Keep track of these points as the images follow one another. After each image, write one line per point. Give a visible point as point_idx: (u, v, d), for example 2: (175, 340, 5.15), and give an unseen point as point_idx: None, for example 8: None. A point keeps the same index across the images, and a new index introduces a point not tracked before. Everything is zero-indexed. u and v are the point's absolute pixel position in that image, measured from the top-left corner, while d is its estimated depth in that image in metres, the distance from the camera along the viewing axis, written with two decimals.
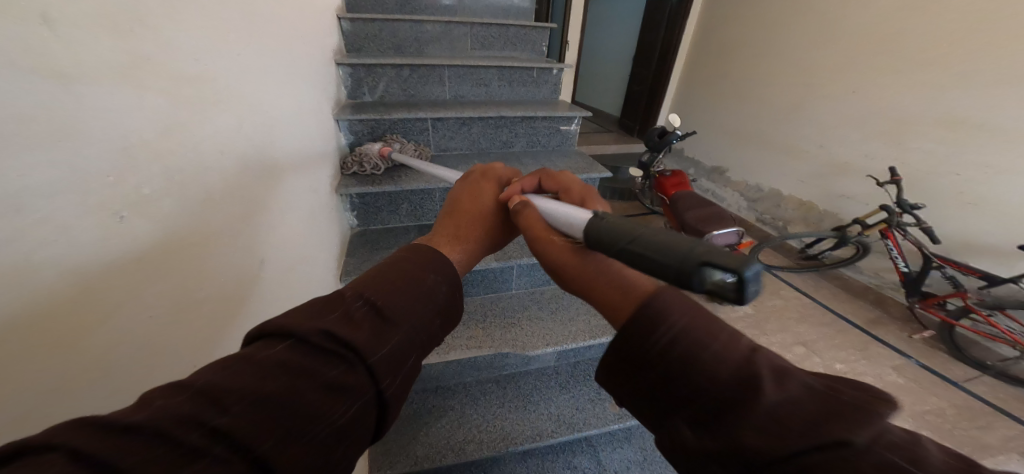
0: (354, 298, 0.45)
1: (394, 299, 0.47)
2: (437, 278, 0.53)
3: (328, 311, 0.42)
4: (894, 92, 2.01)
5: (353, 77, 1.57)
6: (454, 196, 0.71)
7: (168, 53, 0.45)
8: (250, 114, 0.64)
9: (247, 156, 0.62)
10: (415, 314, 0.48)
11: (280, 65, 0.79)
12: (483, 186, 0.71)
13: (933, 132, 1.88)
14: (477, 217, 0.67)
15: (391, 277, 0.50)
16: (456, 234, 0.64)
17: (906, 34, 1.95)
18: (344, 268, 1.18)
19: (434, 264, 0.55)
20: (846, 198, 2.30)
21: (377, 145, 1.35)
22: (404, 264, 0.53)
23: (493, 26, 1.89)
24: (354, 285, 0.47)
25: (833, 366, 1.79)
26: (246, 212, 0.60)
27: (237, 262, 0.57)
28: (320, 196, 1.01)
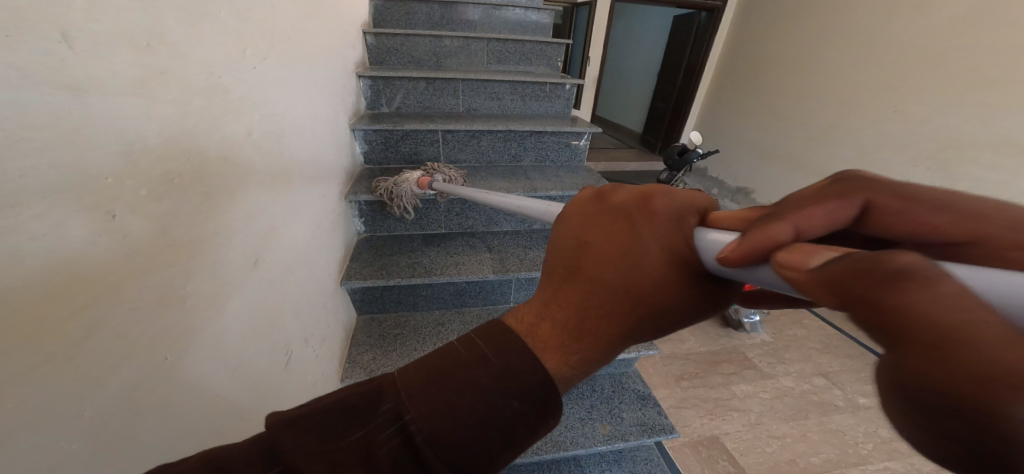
0: (387, 415, 0.35)
1: (437, 428, 0.34)
2: (521, 393, 0.35)
3: (351, 430, 0.35)
4: (946, 112, 1.93)
5: (373, 89, 1.64)
6: (579, 240, 0.39)
7: (184, 67, 0.50)
8: (261, 124, 0.68)
9: (252, 162, 0.65)
10: (460, 451, 0.34)
11: (298, 79, 0.83)
12: (646, 223, 0.36)
13: (986, 156, 1.78)
14: (630, 291, 0.36)
15: (448, 386, 0.36)
16: (577, 329, 0.37)
17: (961, 54, 1.89)
18: (346, 272, 1.22)
19: (518, 363, 0.36)
20: None
21: (417, 174, 1.27)
22: (474, 358, 0.37)
23: (509, 42, 1.94)
24: (404, 384, 0.37)
25: (857, 399, 1.67)
26: (244, 215, 0.63)
27: (228, 260, 0.60)
28: (328, 202, 1.05)
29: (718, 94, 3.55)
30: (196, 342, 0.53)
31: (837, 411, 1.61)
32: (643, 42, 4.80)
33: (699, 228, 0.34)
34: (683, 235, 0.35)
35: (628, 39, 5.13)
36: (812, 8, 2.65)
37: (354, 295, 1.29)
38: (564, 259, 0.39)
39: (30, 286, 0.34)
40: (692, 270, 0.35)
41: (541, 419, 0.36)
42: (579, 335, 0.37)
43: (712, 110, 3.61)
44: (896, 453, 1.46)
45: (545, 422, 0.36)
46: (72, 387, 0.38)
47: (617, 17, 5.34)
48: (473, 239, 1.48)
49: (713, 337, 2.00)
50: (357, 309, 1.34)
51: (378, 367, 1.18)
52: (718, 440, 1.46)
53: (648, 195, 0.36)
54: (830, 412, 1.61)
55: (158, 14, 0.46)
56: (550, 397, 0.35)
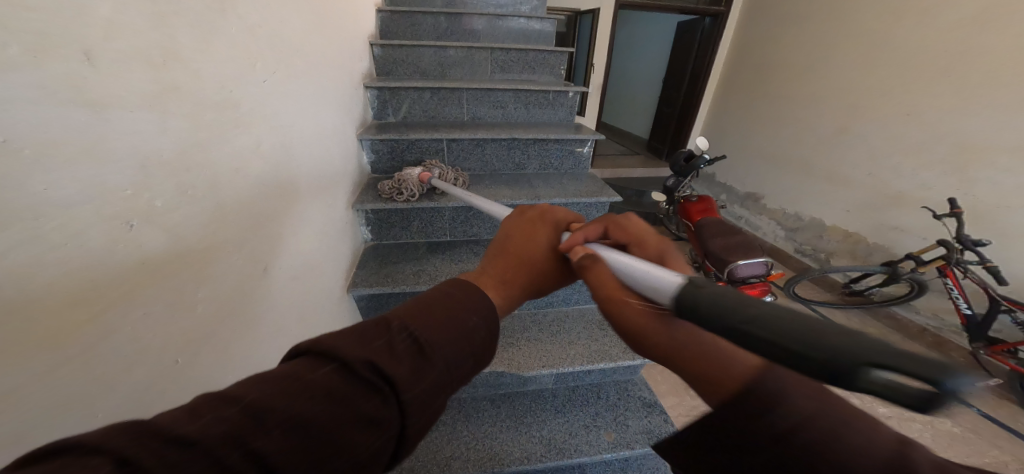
0: (398, 329, 0.43)
1: (439, 334, 0.44)
2: (482, 314, 0.50)
3: (374, 339, 0.41)
4: (960, 115, 1.92)
5: (379, 99, 1.67)
6: (505, 233, 0.64)
7: (196, 82, 0.52)
8: (270, 135, 0.71)
9: (262, 172, 0.68)
10: (455, 352, 0.45)
11: (305, 91, 0.85)
12: (539, 226, 0.63)
13: (1001, 159, 1.78)
14: (530, 261, 0.60)
15: (435, 310, 0.47)
16: (502, 279, 0.58)
17: (972, 55, 1.88)
18: (352, 280, 1.24)
19: (478, 301, 0.51)
20: (900, 231, 2.17)
21: (417, 170, 1.38)
22: (446, 297, 0.50)
23: (512, 52, 1.97)
24: (401, 313, 0.46)
25: (876, 409, 1.63)
26: (255, 224, 0.65)
27: (238, 267, 0.61)
28: (336, 211, 1.07)
29: (724, 100, 3.55)
30: (208, 344, 0.55)
31: None
32: (648, 50, 4.84)
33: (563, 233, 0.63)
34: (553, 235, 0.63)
35: (632, 47, 5.18)
36: (816, 13, 2.66)
37: (361, 301, 1.30)
38: (495, 243, 0.63)
39: (47, 292, 0.35)
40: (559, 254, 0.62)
41: (494, 339, 0.50)
42: (504, 281, 0.58)
43: (719, 115, 3.61)
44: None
45: (494, 344, 0.50)
46: (89, 389, 0.39)
47: (620, 26, 5.39)
48: (477, 246, 1.49)
49: None
50: (363, 315, 1.35)
51: None
52: None
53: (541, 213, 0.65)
54: None
55: (172, 33, 0.48)
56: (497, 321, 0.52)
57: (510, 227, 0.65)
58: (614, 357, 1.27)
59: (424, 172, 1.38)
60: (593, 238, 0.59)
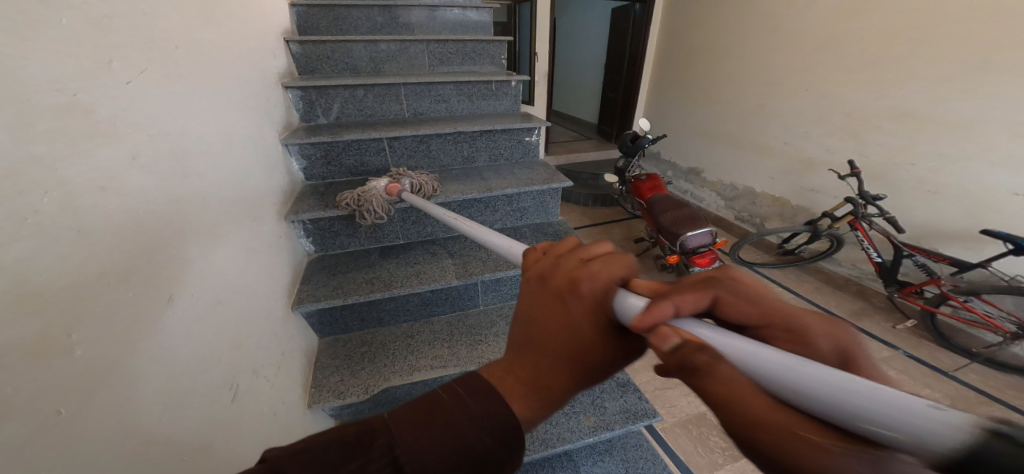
0: (381, 448, 0.40)
1: (428, 454, 0.41)
2: (489, 430, 0.43)
3: (352, 459, 0.39)
4: (852, 88, 2.09)
5: (305, 99, 1.52)
6: (526, 313, 0.48)
7: (18, 84, 0.41)
8: (151, 144, 0.59)
9: (146, 188, 0.56)
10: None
11: (198, 94, 0.73)
12: (572, 302, 0.45)
13: (888, 125, 1.96)
14: (569, 352, 0.45)
15: (432, 423, 0.43)
16: (534, 379, 0.47)
17: (853, 29, 2.06)
18: (297, 297, 1.11)
19: (489, 415, 0.44)
20: (815, 193, 2.37)
21: (384, 182, 1.29)
22: (453, 400, 0.45)
23: (449, 42, 1.88)
24: (395, 424, 0.43)
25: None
26: (143, 249, 0.54)
27: (129, 302, 0.51)
28: (263, 228, 0.95)
29: (658, 82, 3.66)
30: (99, 395, 0.46)
31: None
32: (587, 37, 4.92)
33: (620, 293, 0.44)
34: (605, 309, 0.44)
35: (572, 34, 5.24)
36: None
37: (311, 318, 1.18)
38: (517, 325, 0.49)
39: None
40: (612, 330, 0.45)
41: (507, 453, 0.44)
42: (537, 386, 0.46)
43: (655, 98, 3.72)
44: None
45: (507, 456, 0.44)
46: None
47: (558, 14, 5.44)
48: (433, 246, 1.42)
49: None
50: (318, 333, 1.24)
51: (346, 387, 1.10)
52: (706, 417, 1.49)
53: (575, 280, 0.45)
54: None
55: None
56: (514, 435, 0.44)
57: (535, 301, 0.48)
58: None
59: (391, 183, 1.29)
60: (690, 312, 0.39)
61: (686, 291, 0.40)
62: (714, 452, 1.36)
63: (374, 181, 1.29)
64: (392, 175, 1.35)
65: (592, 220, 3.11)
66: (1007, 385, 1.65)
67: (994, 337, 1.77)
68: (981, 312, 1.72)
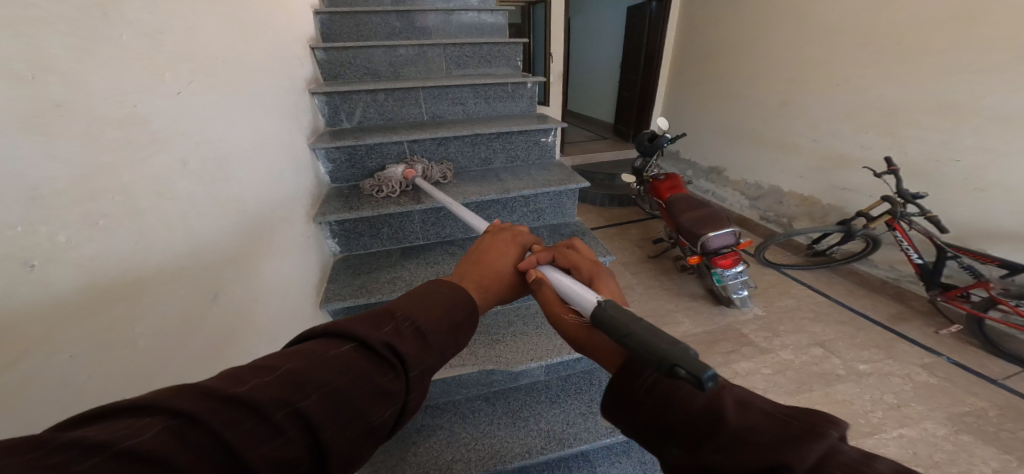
0: (403, 317, 0.49)
1: (442, 321, 0.51)
2: (475, 307, 0.57)
3: (384, 322, 0.47)
4: (887, 83, 2.02)
5: (330, 105, 1.59)
6: (477, 249, 0.71)
7: (85, 98, 0.45)
8: (199, 150, 0.64)
9: (194, 190, 0.61)
10: (452, 341, 0.51)
11: (236, 103, 0.78)
12: (512, 247, 0.72)
13: (928, 119, 1.89)
14: (506, 273, 0.68)
15: (437, 300, 0.54)
16: (481, 282, 0.64)
17: (887, 22, 1.99)
18: (323, 295, 1.16)
19: (468, 300, 0.57)
20: (849, 192, 2.29)
21: (400, 168, 1.42)
22: (446, 289, 0.57)
23: (465, 46, 1.91)
24: (402, 304, 0.51)
25: (856, 367, 1.69)
26: (195, 247, 0.59)
27: (182, 295, 0.56)
28: (294, 228, 0.99)
29: (676, 80, 3.61)
30: (157, 380, 0.51)
31: (832, 379, 1.63)
32: (602, 37, 4.90)
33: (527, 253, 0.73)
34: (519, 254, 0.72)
35: (587, 34, 5.23)
36: None
37: (338, 316, 1.23)
38: (470, 254, 0.69)
39: None
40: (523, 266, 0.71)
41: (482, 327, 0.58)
42: (488, 289, 0.65)
43: (673, 96, 3.67)
44: (907, 419, 1.46)
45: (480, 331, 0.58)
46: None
47: (573, 14, 5.43)
48: (452, 247, 1.45)
49: (706, 316, 2.03)
50: None
51: None
52: None
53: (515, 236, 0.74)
54: (833, 382, 1.63)
55: (39, 44, 0.41)
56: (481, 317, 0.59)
57: (483, 243, 0.72)
58: None
59: (407, 169, 1.42)
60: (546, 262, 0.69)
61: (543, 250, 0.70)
62: None
63: (391, 167, 1.43)
64: (406, 163, 1.48)
65: (611, 220, 3.10)
66: None
67: None
68: None
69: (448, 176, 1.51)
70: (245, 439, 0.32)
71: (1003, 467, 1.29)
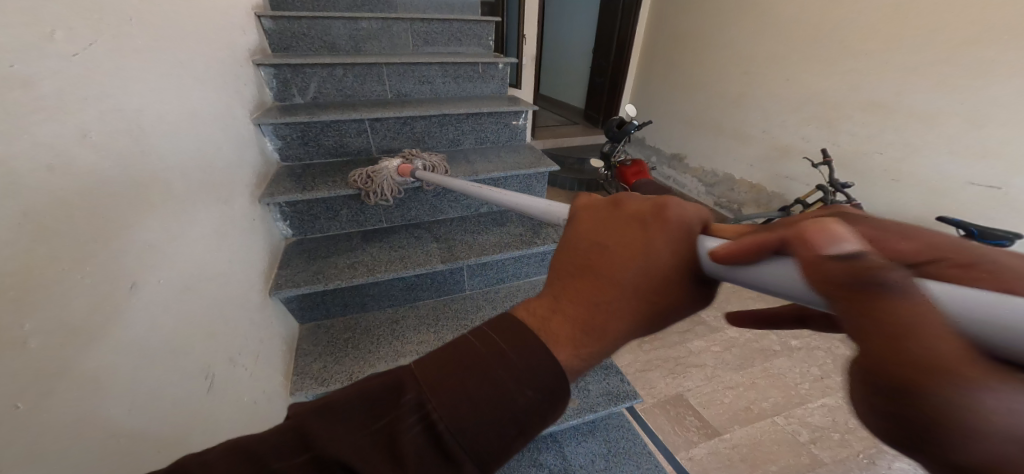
0: (409, 406, 0.37)
1: (465, 420, 0.36)
2: (536, 385, 0.37)
3: (372, 421, 0.37)
4: (828, 78, 2.13)
5: (279, 78, 1.45)
6: (586, 242, 0.42)
7: None
8: (101, 120, 0.54)
9: (96, 167, 0.52)
10: (480, 442, 0.36)
11: (156, 70, 0.67)
12: (655, 228, 0.38)
13: (859, 115, 2.01)
14: (637, 290, 0.38)
15: (461, 380, 0.38)
16: (587, 325, 0.39)
17: (832, 19, 2.08)
18: (275, 281, 1.08)
19: (530, 367, 0.38)
20: (790, 180, 2.43)
21: (394, 162, 1.25)
22: (485, 357, 0.39)
23: (434, 22, 1.81)
24: (424, 378, 0.38)
25: (790, 342, 1.81)
26: (100, 233, 0.51)
27: (85, 285, 0.48)
28: (235, 209, 0.90)
29: (644, 68, 3.63)
30: (60, 386, 0.44)
31: (770, 354, 1.74)
32: (575, 20, 4.82)
33: (701, 236, 0.38)
34: (688, 240, 0.38)
35: (560, 17, 5.14)
36: None
37: (291, 304, 1.15)
38: (577, 256, 0.42)
39: None
40: (691, 269, 0.38)
41: (552, 409, 0.38)
42: (587, 334, 0.39)
43: (642, 83, 3.69)
44: (830, 389, 1.58)
45: (552, 413, 0.39)
46: None
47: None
48: (418, 230, 1.39)
49: None
50: (297, 319, 1.21)
51: (330, 374, 1.08)
52: (684, 398, 1.53)
53: (659, 205, 0.39)
54: (771, 357, 1.73)
55: None
56: (560, 388, 0.38)
57: (601, 236, 0.41)
58: None
59: (403, 163, 1.27)
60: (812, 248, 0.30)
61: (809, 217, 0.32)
62: (690, 431, 1.40)
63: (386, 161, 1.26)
64: (405, 157, 1.32)
65: None
66: None
67: None
68: None
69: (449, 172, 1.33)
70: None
71: None
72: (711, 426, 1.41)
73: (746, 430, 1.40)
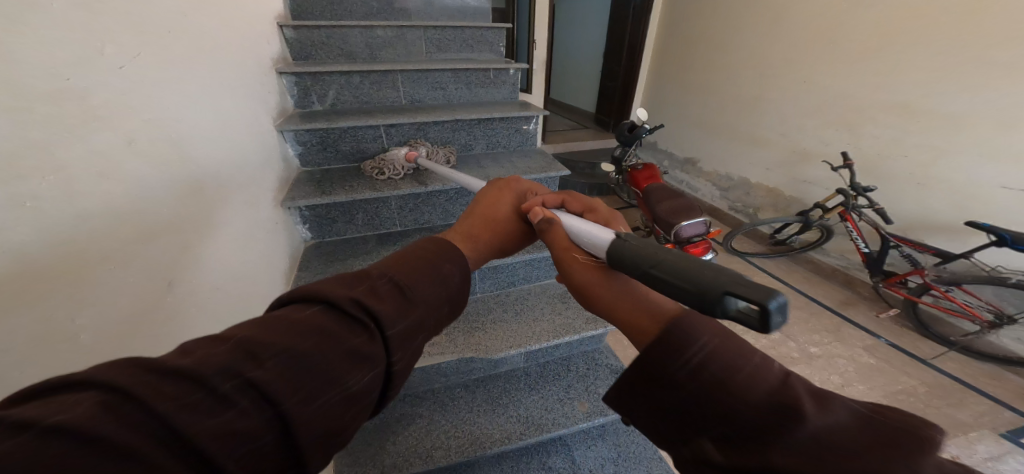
0: (378, 276, 0.47)
1: (417, 281, 0.49)
2: (456, 270, 0.55)
3: (356, 284, 0.45)
4: (850, 80, 2.09)
5: (299, 86, 1.50)
6: (470, 209, 0.69)
7: (7, 69, 0.40)
8: (145, 129, 0.58)
9: (141, 174, 0.56)
10: (433, 298, 0.50)
11: (193, 82, 0.72)
12: (504, 192, 0.70)
13: (882, 117, 1.98)
14: (494, 221, 0.67)
15: (416, 260, 0.52)
16: (469, 234, 0.64)
17: (851, 22, 2.06)
18: (295, 283, 1.11)
19: (449, 255, 0.56)
20: (809, 184, 2.40)
21: (402, 150, 1.39)
22: (426, 251, 0.55)
23: (447, 29, 1.85)
24: (382, 266, 0.50)
25: (808, 349, 1.79)
26: (141, 235, 0.55)
27: (130, 284, 0.52)
28: (259, 212, 0.93)
29: (655, 71, 3.63)
30: None
31: (786, 361, 1.72)
32: (585, 24, 4.84)
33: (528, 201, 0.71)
34: (515, 200, 0.70)
35: (570, 22, 5.16)
36: None
37: None
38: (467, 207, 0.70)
39: None
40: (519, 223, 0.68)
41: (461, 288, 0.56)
42: (469, 239, 0.64)
43: (653, 87, 3.69)
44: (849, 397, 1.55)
45: (463, 292, 0.56)
46: None
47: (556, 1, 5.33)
48: (431, 233, 1.42)
49: None
50: None
51: None
52: None
53: (505, 183, 0.72)
54: (789, 364, 1.71)
55: None
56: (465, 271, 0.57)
57: (479, 197, 0.71)
58: (579, 329, 1.28)
59: (409, 151, 1.39)
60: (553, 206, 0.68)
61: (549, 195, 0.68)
62: None
63: (393, 150, 1.40)
64: (409, 145, 1.43)
65: None
66: (981, 373, 1.71)
67: (971, 325, 1.82)
68: (962, 301, 1.79)
69: (452, 160, 1.49)
70: (188, 411, 0.29)
71: None
72: None
73: None
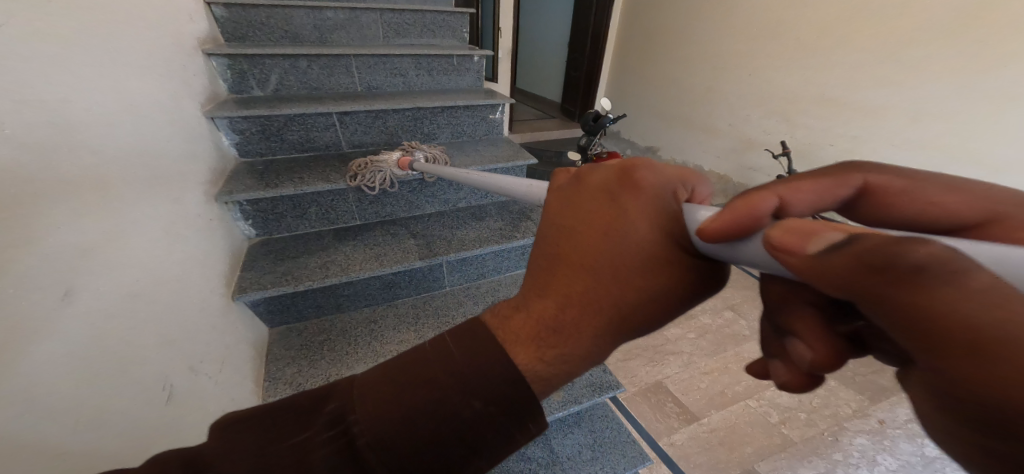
0: (340, 416, 0.36)
1: (388, 433, 0.35)
2: (484, 394, 0.36)
3: (300, 437, 0.36)
4: (787, 73, 2.19)
5: (234, 69, 1.35)
6: (555, 229, 0.41)
7: None
8: (16, 112, 0.48)
9: (14, 163, 0.46)
10: (408, 458, 0.34)
11: (87, 61, 0.62)
12: (631, 199, 0.37)
13: (813, 109, 2.09)
14: (615, 269, 0.37)
15: (399, 391, 0.36)
16: (560, 314, 0.38)
17: (789, 15, 2.15)
18: (237, 285, 1.01)
19: (468, 374, 0.37)
20: (752, 171, 2.50)
21: (396, 155, 1.26)
22: (432, 363, 0.38)
23: (406, 13, 1.75)
24: (360, 389, 0.38)
25: None
26: (22, 239, 0.45)
27: (11, 294, 0.43)
28: (187, 207, 0.83)
29: (618, 61, 3.66)
30: None
31: (742, 339, 1.78)
32: (549, 13, 4.79)
33: (689, 207, 0.36)
34: (667, 214, 0.36)
35: (534, 10, 5.09)
36: None
37: (257, 307, 1.09)
38: (557, 234, 0.41)
39: None
40: (678, 245, 0.36)
41: (495, 427, 0.36)
42: (562, 317, 0.38)
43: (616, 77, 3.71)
44: None
45: (492, 434, 0.36)
46: None
47: None
48: (393, 227, 1.34)
49: None
50: (266, 323, 1.15)
51: (305, 380, 1.03)
52: (664, 384, 1.55)
53: (630, 171, 0.38)
54: (742, 341, 1.77)
55: None
56: (510, 394, 0.36)
57: (569, 216, 0.41)
58: None
59: (403, 156, 1.26)
60: (814, 203, 0.31)
61: (825, 178, 0.31)
62: (670, 417, 1.43)
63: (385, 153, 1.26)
64: (404, 149, 1.32)
65: None
66: None
67: None
68: None
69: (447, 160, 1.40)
70: None
71: (858, 406, 1.50)
72: (689, 412, 1.45)
73: (723, 414, 1.44)
